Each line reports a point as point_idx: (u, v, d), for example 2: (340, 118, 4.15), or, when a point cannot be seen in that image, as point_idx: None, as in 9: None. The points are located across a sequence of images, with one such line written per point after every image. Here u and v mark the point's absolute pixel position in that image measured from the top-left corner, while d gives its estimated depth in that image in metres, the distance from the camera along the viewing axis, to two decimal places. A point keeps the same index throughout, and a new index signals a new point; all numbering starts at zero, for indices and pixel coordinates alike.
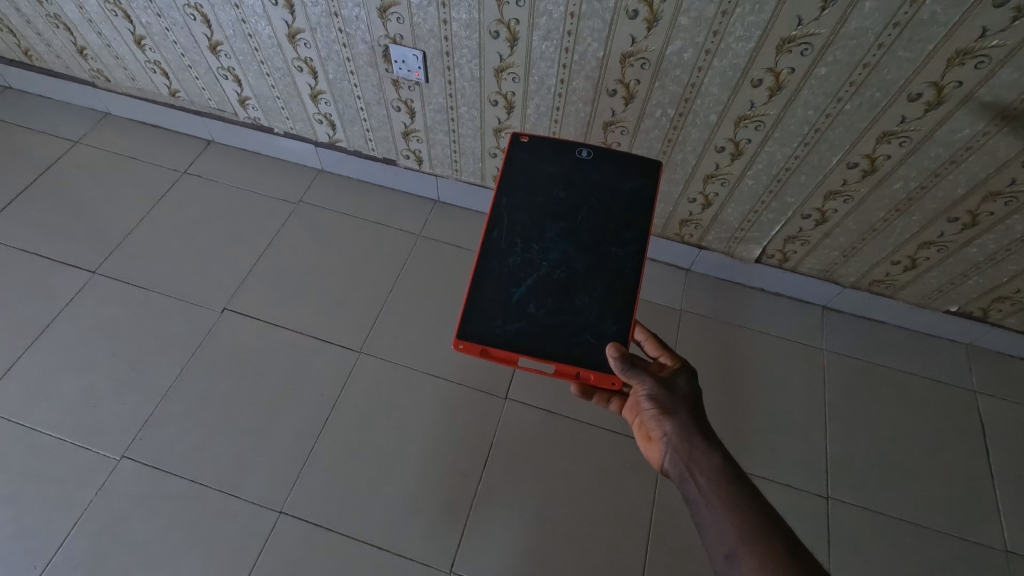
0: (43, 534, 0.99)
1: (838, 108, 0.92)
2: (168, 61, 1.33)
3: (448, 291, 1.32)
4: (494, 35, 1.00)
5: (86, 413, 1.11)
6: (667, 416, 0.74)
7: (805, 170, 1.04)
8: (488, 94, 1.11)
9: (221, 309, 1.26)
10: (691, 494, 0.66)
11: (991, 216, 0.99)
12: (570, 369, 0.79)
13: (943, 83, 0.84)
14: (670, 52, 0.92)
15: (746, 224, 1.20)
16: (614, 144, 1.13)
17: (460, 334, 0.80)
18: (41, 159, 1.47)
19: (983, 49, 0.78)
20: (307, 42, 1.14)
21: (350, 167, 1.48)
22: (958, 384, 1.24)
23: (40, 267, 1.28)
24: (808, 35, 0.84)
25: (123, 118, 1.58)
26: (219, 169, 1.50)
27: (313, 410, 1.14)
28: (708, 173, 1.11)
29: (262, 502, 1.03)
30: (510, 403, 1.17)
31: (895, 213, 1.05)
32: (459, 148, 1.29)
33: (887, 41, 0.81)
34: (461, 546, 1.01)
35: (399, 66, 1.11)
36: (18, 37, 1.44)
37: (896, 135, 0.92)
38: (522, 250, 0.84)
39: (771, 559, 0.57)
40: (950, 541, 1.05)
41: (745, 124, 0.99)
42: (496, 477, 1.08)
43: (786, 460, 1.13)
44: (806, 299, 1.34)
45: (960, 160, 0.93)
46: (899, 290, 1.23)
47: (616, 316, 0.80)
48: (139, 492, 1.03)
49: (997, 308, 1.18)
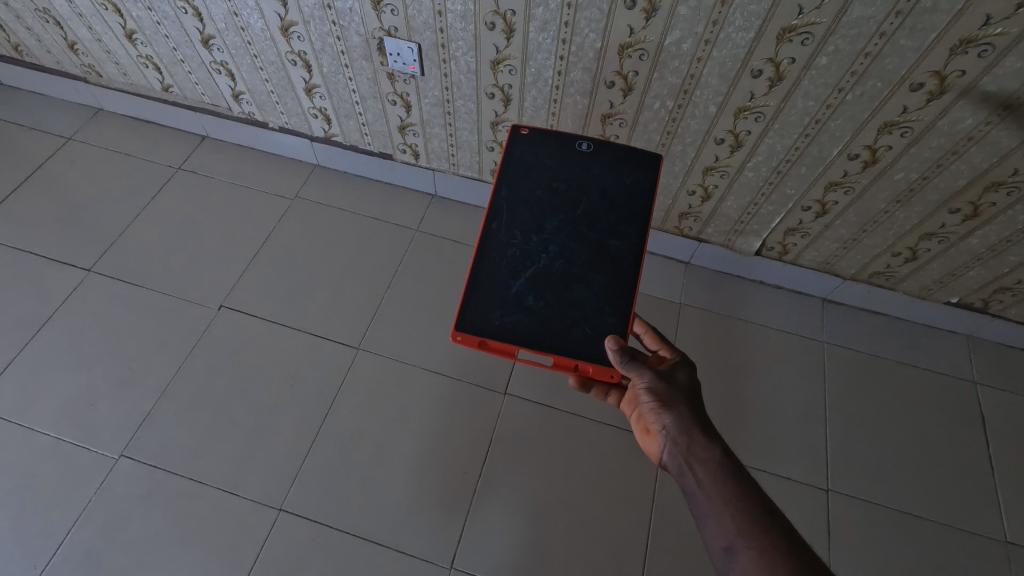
0: (41, 535, 0.98)
1: (839, 99, 0.91)
2: (160, 56, 1.32)
3: (447, 286, 1.31)
4: (491, 27, 0.98)
5: (83, 412, 1.10)
6: (667, 409, 0.73)
7: (805, 162, 1.03)
8: (486, 87, 1.10)
9: (218, 307, 1.25)
10: (690, 487, 0.66)
11: (993, 207, 0.98)
12: (569, 361, 0.78)
13: (946, 72, 0.82)
14: (669, 43, 0.91)
15: (745, 216, 1.19)
16: (612, 137, 1.12)
17: (459, 326, 0.79)
18: (35, 156, 1.45)
19: (987, 37, 0.77)
20: (300, 35, 1.13)
21: (346, 162, 1.47)
22: (958, 375, 1.23)
23: (34, 266, 1.27)
24: (809, 25, 0.82)
25: (116, 114, 1.56)
26: (215, 165, 1.49)
27: (312, 406, 1.13)
28: (707, 165, 1.10)
29: (262, 499, 1.03)
30: (509, 398, 1.16)
31: (896, 204, 1.05)
32: (455, 142, 1.27)
33: (889, 29, 0.80)
34: (461, 542, 1.01)
35: (394, 59, 1.10)
36: (8, 33, 1.42)
37: (897, 125, 0.91)
38: (521, 242, 0.83)
39: (770, 553, 0.57)
40: (951, 533, 1.05)
41: (745, 115, 0.98)
42: (496, 472, 1.08)
43: (787, 453, 1.13)
44: (806, 291, 1.34)
45: (962, 151, 0.92)
46: (900, 282, 1.23)
47: (617, 309, 0.79)
48: (138, 491, 1.03)
49: (998, 299, 1.17)
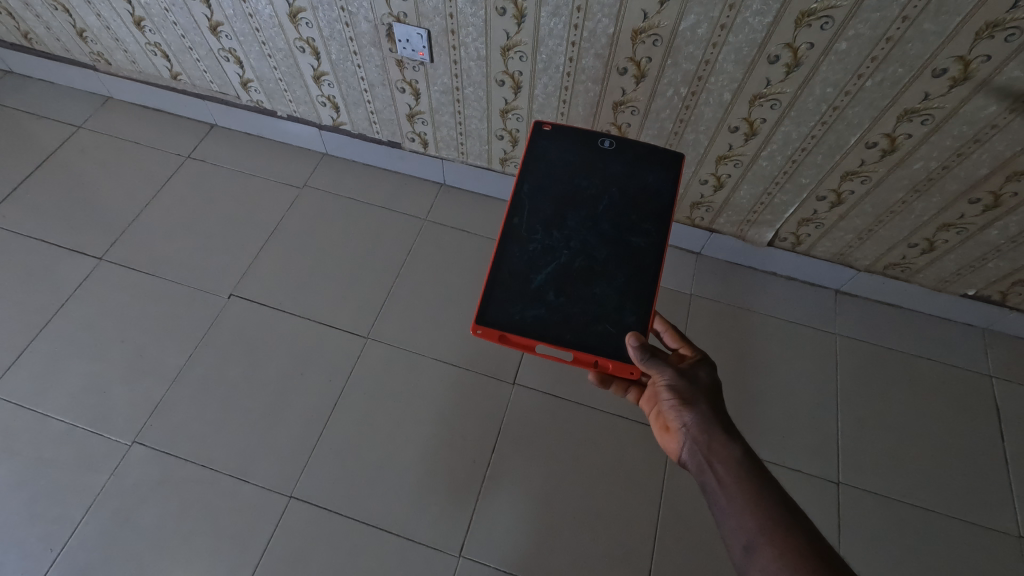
0: (56, 519, 1.00)
1: (858, 85, 0.89)
2: (168, 43, 1.31)
3: (457, 277, 1.30)
4: (501, 12, 0.96)
5: (97, 399, 1.11)
6: (688, 407, 0.72)
7: (820, 150, 1.01)
8: (496, 74, 1.09)
9: (227, 296, 1.25)
10: (709, 485, 0.65)
11: (1014, 197, 0.96)
12: (590, 357, 0.77)
13: (970, 57, 0.80)
14: (684, 28, 0.89)
15: (758, 206, 1.18)
16: (624, 125, 1.10)
17: (478, 319, 0.78)
18: (44, 145, 1.45)
19: (1014, 20, 0.74)
20: (309, 22, 1.11)
21: (353, 151, 1.46)
22: (973, 368, 1.22)
23: (46, 254, 1.28)
24: (829, 8, 0.80)
25: (125, 103, 1.56)
26: (223, 153, 1.48)
27: (323, 395, 1.14)
28: (721, 153, 1.09)
29: (274, 486, 1.04)
30: (519, 388, 1.16)
31: (913, 194, 1.02)
32: (464, 131, 1.26)
33: (912, 13, 0.77)
34: (471, 531, 1.01)
35: (402, 46, 1.09)
36: (17, 20, 1.41)
37: (918, 112, 0.89)
38: (543, 238, 0.82)
39: (791, 553, 0.56)
40: (963, 526, 1.04)
41: (760, 102, 0.96)
42: (506, 463, 1.08)
43: (799, 445, 1.12)
44: (821, 284, 1.32)
45: (984, 139, 0.89)
46: (915, 274, 1.21)
47: (637, 307, 0.78)
48: (152, 476, 1.04)
49: (1016, 292, 1.15)
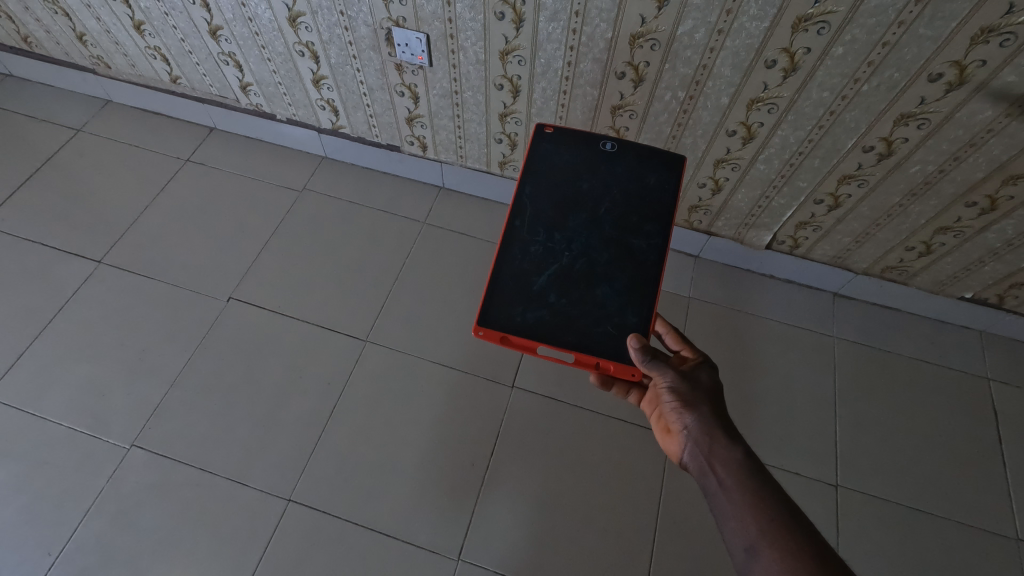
0: (53, 523, 0.99)
1: (855, 89, 0.89)
2: (168, 47, 1.31)
3: (456, 280, 1.31)
4: (500, 17, 0.97)
5: (95, 402, 1.11)
6: (689, 409, 0.72)
7: (818, 154, 1.01)
8: (494, 78, 1.09)
9: (226, 299, 1.25)
10: (711, 487, 0.65)
11: (1010, 200, 0.96)
12: (591, 359, 0.77)
13: (966, 62, 0.81)
14: (681, 32, 0.90)
15: (757, 209, 1.18)
16: (622, 129, 1.10)
17: (480, 321, 0.79)
18: (43, 148, 1.46)
19: (1009, 25, 0.75)
20: (308, 26, 1.12)
21: (352, 154, 1.46)
22: (971, 371, 1.22)
23: (45, 257, 1.28)
24: (825, 13, 0.81)
25: (124, 106, 1.56)
26: (222, 157, 1.49)
27: (322, 397, 1.14)
28: (718, 157, 1.09)
29: (272, 490, 1.04)
30: (518, 391, 1.16)
31: (910, 198, 1.03)
32: (463, 134, 1.27)
33: (907, 18, 0.78)
34: (470, 533, 1.02)
35: (401, 50, 1.09)
36: (17, 24, 1.42)
37: (915, 117, 0.90)
38: (544, 240, 0.83)
39: (793, 555, 0.56)
40: (961, 529, 1.05)
41: (758, 106, 0.97)
42: (506, 465, 1.08)
43: (797, 448, 1.12)
44: (819, 286, 1.32)
45: (980, 143, 0.90)
46: (913, 277, 1.21)
47: (638, 309, 0.78)
48: (151, 480, 1.04)
49: (1013, 295, 1.16)
